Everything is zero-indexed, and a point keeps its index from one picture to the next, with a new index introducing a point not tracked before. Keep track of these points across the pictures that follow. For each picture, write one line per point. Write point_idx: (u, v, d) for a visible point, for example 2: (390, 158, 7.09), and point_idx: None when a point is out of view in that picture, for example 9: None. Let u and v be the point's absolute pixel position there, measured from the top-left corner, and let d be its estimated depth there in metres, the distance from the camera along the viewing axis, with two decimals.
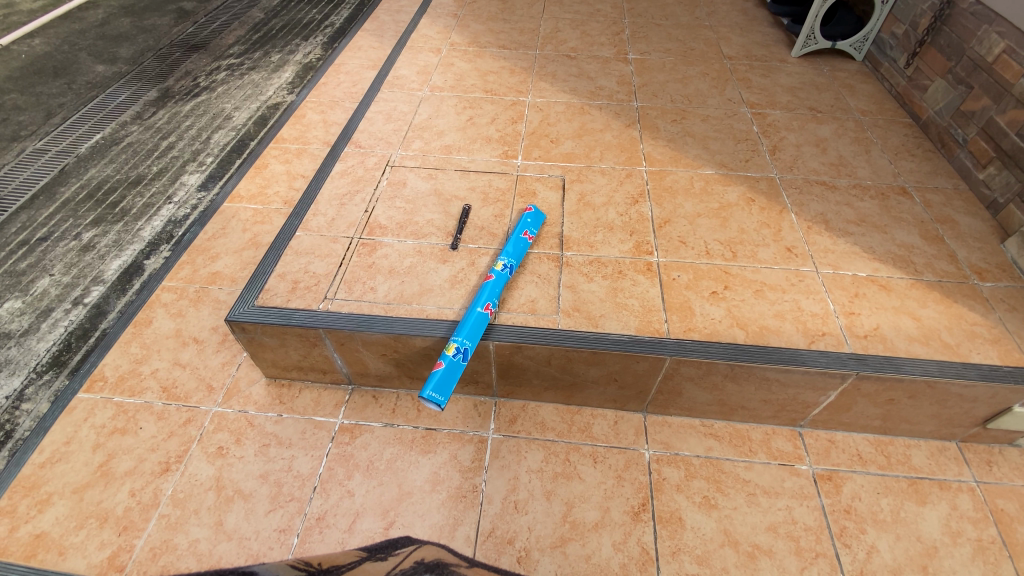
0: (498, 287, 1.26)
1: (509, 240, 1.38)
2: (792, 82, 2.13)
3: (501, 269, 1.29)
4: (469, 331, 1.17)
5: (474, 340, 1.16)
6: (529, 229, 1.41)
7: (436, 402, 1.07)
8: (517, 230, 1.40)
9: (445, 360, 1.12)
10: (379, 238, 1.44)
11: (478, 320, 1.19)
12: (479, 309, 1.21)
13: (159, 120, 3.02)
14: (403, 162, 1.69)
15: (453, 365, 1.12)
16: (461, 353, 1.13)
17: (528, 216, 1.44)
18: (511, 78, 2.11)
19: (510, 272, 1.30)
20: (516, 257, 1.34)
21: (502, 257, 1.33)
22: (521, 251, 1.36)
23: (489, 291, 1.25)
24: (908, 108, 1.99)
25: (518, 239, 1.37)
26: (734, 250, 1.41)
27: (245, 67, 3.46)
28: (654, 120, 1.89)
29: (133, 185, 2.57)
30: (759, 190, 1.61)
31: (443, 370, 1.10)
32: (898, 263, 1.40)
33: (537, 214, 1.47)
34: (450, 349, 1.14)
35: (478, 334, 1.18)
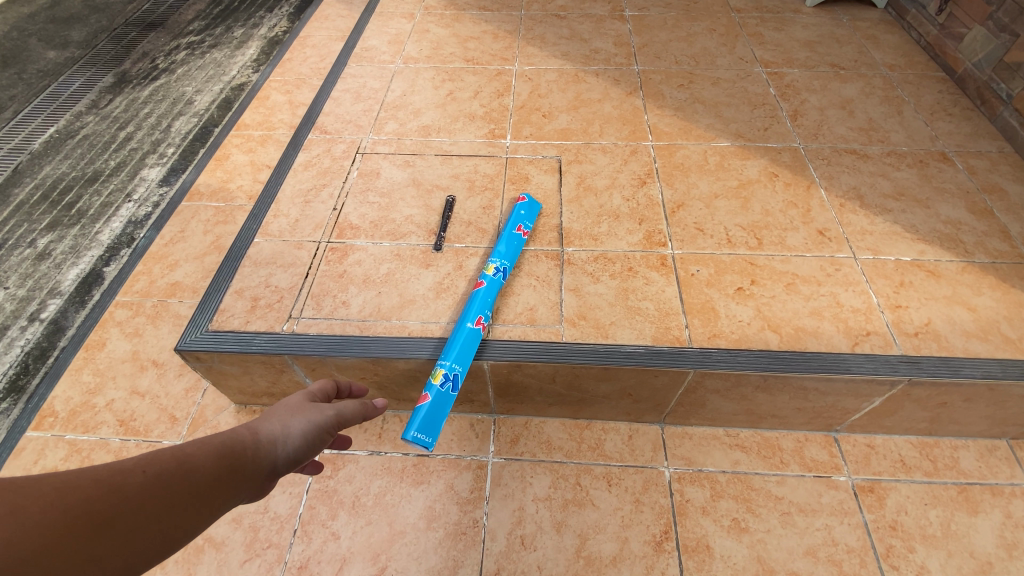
0: (490, 295, 1.09)
1: (501, 237, 1.20)
2: (809, 35, 1.91)
3: (494, 274, 1.12)
4: (459, 353, 1.00)
5: (465, 363, 1.00)
6: (523, 223, 1.23)
7: (425, 443, 0.92)
8: (509, 225, 1.21)
9: (432, 390, 0.96)
10: (350, 241, 1.25)
11: (469, 338, 1.02)
12: (470, 324, 1.04)
13: (117, 108, 2.76)
14: (375, 149, 1.48)
15: (441, 397, 0.96)
16: (450, 382, 0.97)
17: (521, 207, 1.25)
18: (494, 44, 1.88)
19: (503, 276, 1.12)
20: (510, 258, 1.16)
21: (494, 258, 1.15)
22: (515, 250, 1.18)
23: (481, 301, 1.07)
24: (940, 60, 1.78)
25: (511, 237, 1.19)
26: (759, 237, 1.23)
27: (206, 44, 3.17)
28: (658, 85, 1.68)
29: (90, 183, 2.34)
30: (782, 162, 1.41)
31: (430, 404, 0.94)
32: (945, 244, 1.23)
33: (532, 203, 1.28)
34: (437, 377, 0.97)
35: (470, 355, 1.01)
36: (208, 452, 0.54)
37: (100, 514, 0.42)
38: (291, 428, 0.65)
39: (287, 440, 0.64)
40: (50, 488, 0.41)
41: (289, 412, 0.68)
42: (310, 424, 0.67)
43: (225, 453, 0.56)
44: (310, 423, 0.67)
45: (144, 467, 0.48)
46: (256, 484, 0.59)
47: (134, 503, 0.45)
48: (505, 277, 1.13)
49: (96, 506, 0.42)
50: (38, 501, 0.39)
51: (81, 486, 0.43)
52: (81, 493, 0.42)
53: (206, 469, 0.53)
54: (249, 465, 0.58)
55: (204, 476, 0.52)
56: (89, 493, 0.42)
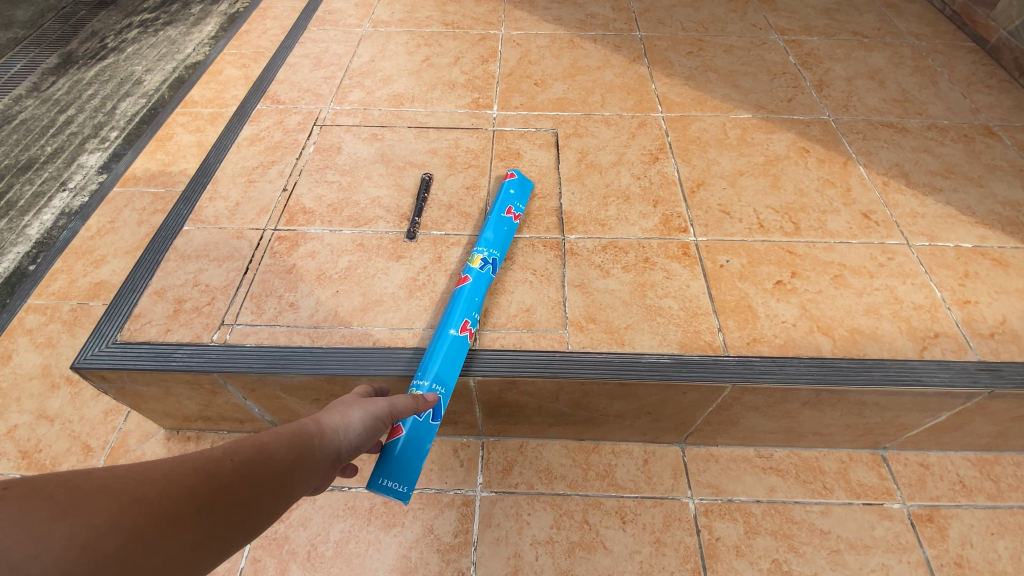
0: (478, 293, 0.87)
1: (488, 222, 0.98)
2: (825, 3, 1.74)
3: (482, 267, 0.90)
4: (440, 369, 0.78)
5: (449, 382, 0.78)
6: (515, 204, 1.02)
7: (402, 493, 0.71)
8: (497, 208, 1.00)
9: (406, 420, 0.74)
10: (303, 229, 1.02)
11: (453, 350, 0.80)
12: (453, 331, 0.82)
13: (58, 90, 2.46)
14: (337, 121, 1.25)
15: (418, 429, 0.74)
16: (429, 408, 0.75)
17: (511, 185, 1.03)
18: (477, 8, 1.65)
19: (493, 270, 0.91)
20: (501, 247, 0.95)
21: (480, 248, 0.93)
22: (506, 238, 0.96)
23: (467, 301, 0.86)
24: (970, 30, 1.63)
25: (501, 222, 0.98)
26: (796, 220, 1.04)
27: (161, 22, 2.87)
28: (664, 53, 1.47)
29: (21, 172, 2.05)
30: (812, 136, 1.23)
31: (404, 440, 0.73)
32: (1008, 227, 1.05)
33: (524, 180, 1.06)
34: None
35: (455, 371, 0.80)
36: (275, 451, 0.48)
37: (202, 500, 0.40)
38: (351, 418, 0.57)
39: (348, 436, 0.56)
40: (158, 474, 0.39)
41: (345, 405, 0.59)
42: (368, 414, 0.59)
43: (295, 447, 0.49)
44: (369, 414, 0.59)
45: (230, 456, 0.45)
46: (317, 480, 0.51)
47: (227, 495, 0.42)
48: (496, 270, 0.92)
49: (199, 492, 0.40)
50: (153, 489, 0.38)
51: (183, 473, 0.40)
52: (187, 480, 0.40)
53: (276, 466, 0.47)
54: (315, 459, 0.51)
55: (277, 473, 0.47)
56: (192, 483, 0.40)
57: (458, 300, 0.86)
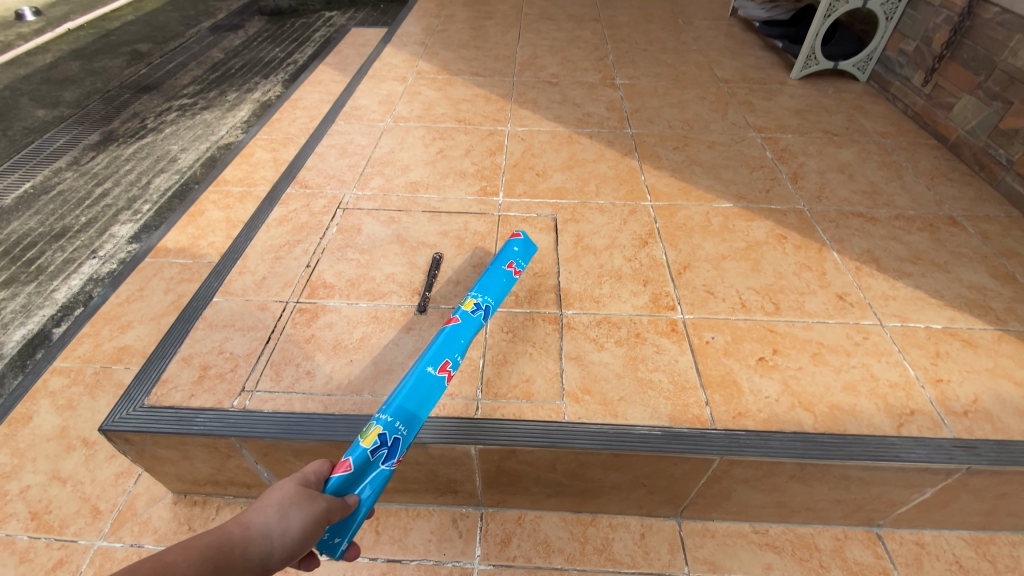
0: (460, 337, 0.90)
1: (486, 274, 1.05)
2: (797, 104, 1.94)
3: (471, 312, 0.94)
4: (407, 409, 0.77)
5: (413, 425, 0.77)
6: (516, 260, 1.09)
7: (336, 549, 0.65)
8: (498, 262, 1.07)
9: (356, 454, 0.68)
10: (322, 301, 1.12)
11: (427, 389, 0.80)
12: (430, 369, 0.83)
13: (97, 165, 2.68)
14: (358, 205, 1.39)
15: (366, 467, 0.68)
16: (384, 449, 0.71)
17: (515, 243, 1.11)
18: (487, 106, 1.86)
19: (483, 315, 0.95)
20: (493, 297, 1.00)
21: (475, 294, 0.99)
22: (500, 290, 1.02)
23: (450, 343, 0.88)
24: (931, 129, 1.80)
25: (498, 277, 1.05)
26: (775, 301, 1.13)
27: (198, 106, 3.17)
28: (653, 147, 1.65)
29: (55, 239, 2.19)
30: (789, 224, 1.35)
31: (349, 477, 0.66)
32: (975, 310, 1.13)
33: (528, 242, 1.14)
34: (369, 438, 0.71)
35: (423, 412, 0.79)
36: (187, 568, 0.43)
37: None
38: (286, 523, 0.53)
39: (281, 543, 0.51)
40: None
41: (279, 500, 0.54)
42: (307, 517, 0.55)
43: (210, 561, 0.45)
44: (307, 517, 0.55)
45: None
46: None
47: None
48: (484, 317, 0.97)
49: None
50: None
51: None
52: None
53: None
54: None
55: None
56: None
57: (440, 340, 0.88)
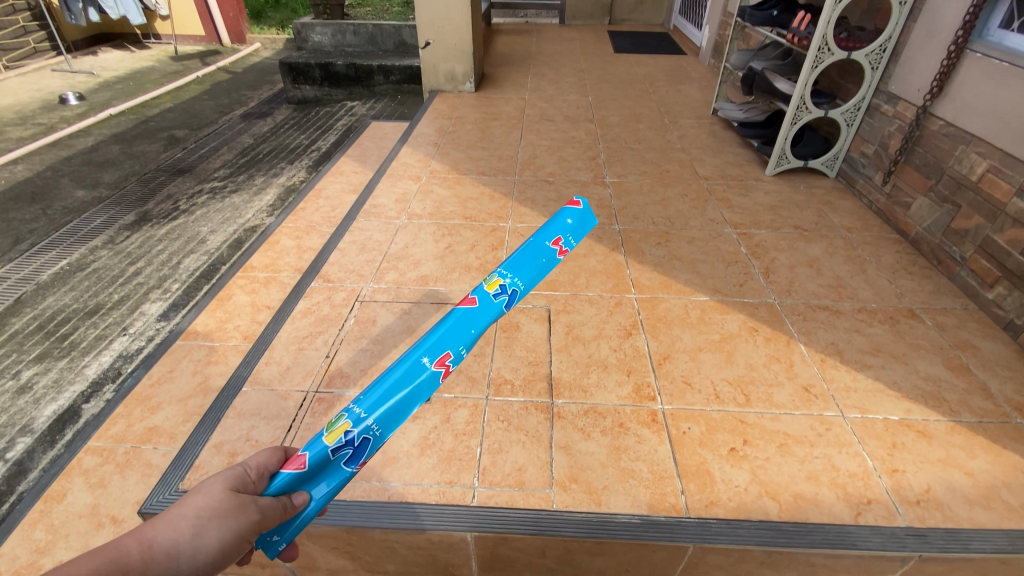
0: (471, 325, 0.71)
1: (525, 245, 0.75)
2: (771, 200, 2.15)
3: (491, 296, 0.72)
4: (387, 410, 0.67)
5: (389, 427, 0.68)
6: (566, 235, 0.76)
7: (273, 546, 0.68)
8: (548, 227, 0.77)
9: (313, 452, 0.65)
10: (339, 390, 1.26)
11: (415, 389, 0.69)
12: (425, 360, 0.70)
13: (131, 245, 2.89)
14: (374, 298, 1.56)
15: (320, 469, 0.66)
16: (349, 449, 0.66)
17: (573, 210, 0.78)
18: (490, 204, 2.09)
19: (507, 302, 0.73)
20: (529, 278, 0.74)
21: (505, 271, 0.74)
22: (539, 271, 0.74)
23: (458, 330, 0.71)
24: (894, 224, 1.97)
25: (540, 248, 0.75)
26: (746, 392, 1.25)
27: (228, 190, 3.44)
28: (638, 243, 1.84)
29: (88, 316, 2.32)
30: (760, 317, 1.49)
31: (299, 477, 0.66)
32: (930, 402, 1.24)
33: (587, 213, 0.79)
34: (333, 436, 0.65)
35: (406, 412, 0.69)
36: None
37: None
38: (204, 537, 0.56)
39: (190, 561, 0.55)
40: None
41: (199, 512, 0.57)
42: (226, 531, 0.58)
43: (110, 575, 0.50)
44: (227, 531, 0.58)
45: None
46: None
47: None
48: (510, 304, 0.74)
49: None
50: None
51: None
52: None
53: None
54: None
55: None
56: None
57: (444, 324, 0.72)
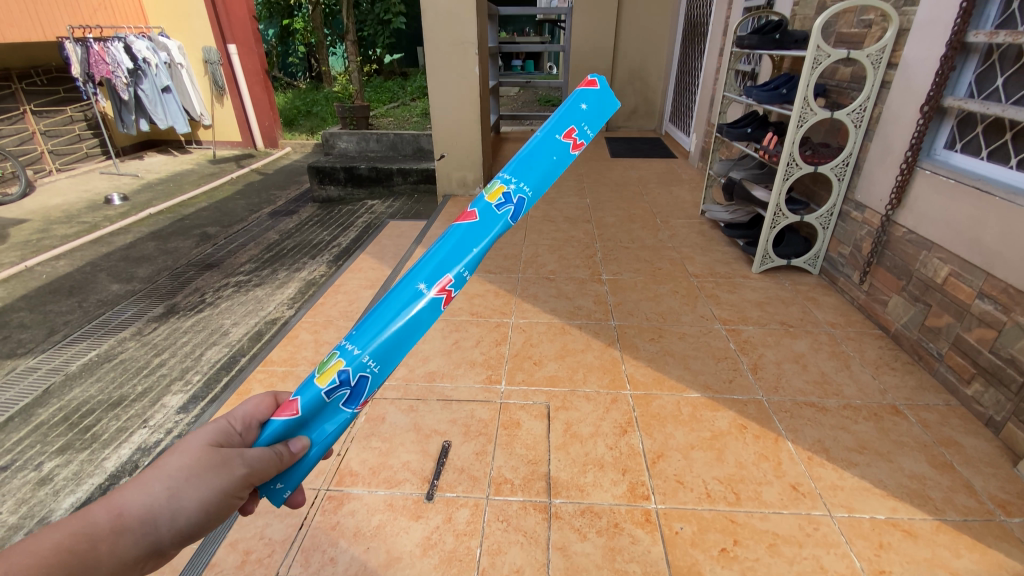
0: (472, 243, 0.76)
1: (533, 146, 0.79)
2: (758, 296, 2.30)
3: (494, 205, 0.77)
4: (385, 342, 0.72)
5: (384, 365, 0.72)
6: (580, 125, 0.80)
7: (276, 496, 0.73)
8: (556, 124, 0.79)
9: (307, 396, 0.71)
10: (348, 488, 1.34)
11: (417, 315, 0.73)
12: (422, 288, 0.74)
13: (158, 336, 3.01)
14: (384, 394, 1.68)
15: (315, 412, 0.72)
16: (346, 390, 0.72)
17: (584, 99, 0.80)
18: (495, 300, 2.26)
19: (512, 208, 0.77)
20: (536, 181, 0.78)
21: (511, 176, 0.77)
22: (546, 172, 0.78)
23: (459, 248, 0.76)
24: (875, 320, 2.09)
25: (550, 145, 0.78)
26: (737, 491, 1.31)
27: (252, 283, 3.64)
28: (632, 338, 1.96)
29: (112, 408, 2.39)
30: (749, 414, 1.57)
31: (293, 424, 0.72)
32: (915, 500, 1.28)
33: (605, 94, 0.81)
34: (326, 378, 0.71)
35: (408, 342, 0.73)
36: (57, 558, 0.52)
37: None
38: (184, 496, 0.61)
39: (168, 521, 0.59)
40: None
41: (181, 471, 0.61)
42: (212, 487, 0.63)
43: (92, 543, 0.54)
44: (213, 487, 0.63)
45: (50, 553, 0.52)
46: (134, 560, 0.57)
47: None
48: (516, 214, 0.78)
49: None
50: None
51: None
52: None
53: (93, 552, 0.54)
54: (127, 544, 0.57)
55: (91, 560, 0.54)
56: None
57: (446, 241, 0.76)
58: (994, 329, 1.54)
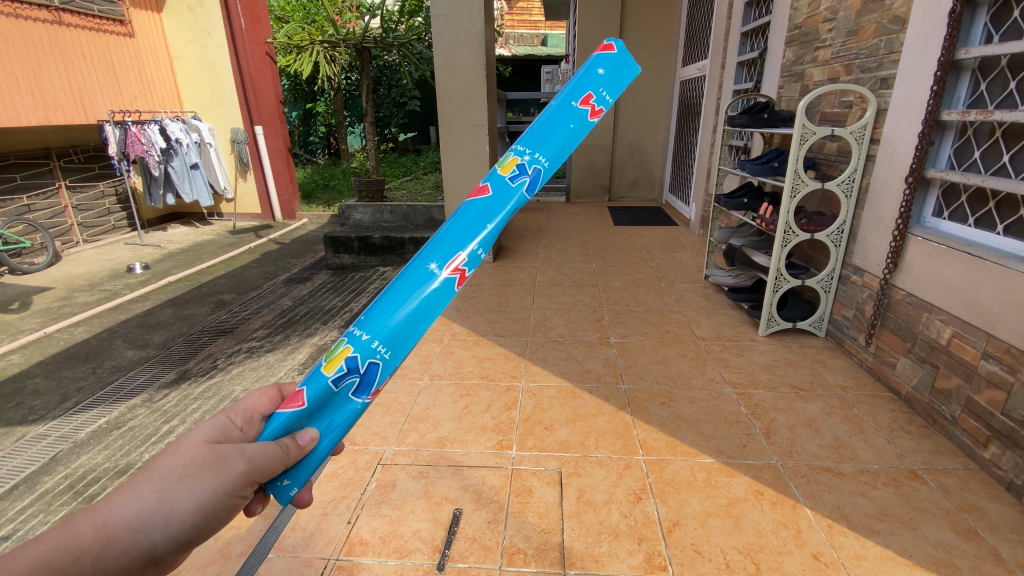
0: (487, 220, 0.84)
1: (549, 116, 0.87)
2: (766, 359, 2.32)
3: (510, 178, 0.86)
4: (399, 325, 0.77)
5: (394, 348, 0.77)
6: (598, 91, 0.87)
7: (285, 492, 0.78)
8: (571, 92, 0.87)
9: (312, 388, 0.76)
10: (358, 558, 1.32)
11: (434, 294, 0.79)
12: (435, 268, 0.81)
13: (168, 402, 3.01)
14: (395, 460, 1.68)
15: (324, 402, 0.77)
16: (355, 378, 0.77)
17: (601, 64, 0.88)
18: (505, 363, 2.29)
19: (526, 179, 0.86)
20: (553, 153, 0.87)
21: (524, 150, 0.86)
22: (564, 141, 0.86)
23: (474, 225, 0.83)
24: (885, 382, 2.09)
25: (568, 114, 0.86)
26: (757, 561, 1.27)
27: (264, 348, 3.70)
28: (643, 402, 1.97)
29: (117, 476, 2.34)
30: (765, 480, 1.55)
31: (301, 416, 0.77)
32: (942, 569, 1.24)
33: (623, 59, 0.89)
34: (332, 367, 0.76)
35: (425, 321, 0.79)
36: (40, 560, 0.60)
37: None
38: (178, 500, 0.67)
39: (162, 523, 0.67)
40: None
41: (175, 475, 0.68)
42: (212, 486, 0.69)
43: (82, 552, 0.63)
44: (212, 489, 0.69)
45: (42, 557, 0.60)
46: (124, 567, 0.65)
47: None
48: (532, 184, 0.87)
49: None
50: None
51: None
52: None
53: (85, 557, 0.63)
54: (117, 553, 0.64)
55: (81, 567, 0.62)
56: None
57: (464, 220, 0.84)
58: (1003, 390, 1.54)
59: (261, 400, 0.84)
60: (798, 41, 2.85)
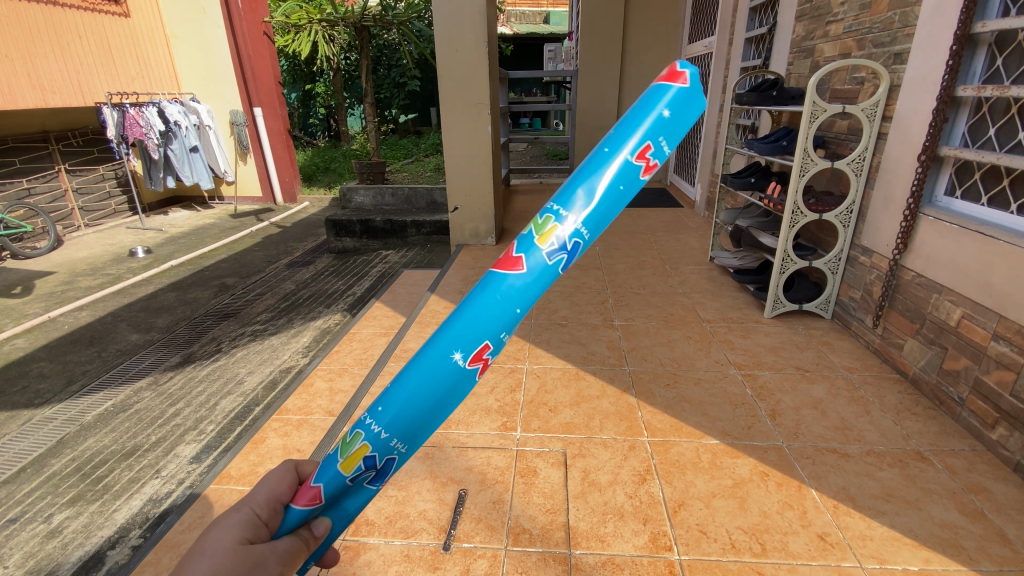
0: (517, 301, 0.67)
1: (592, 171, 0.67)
2: (772, 341, 2.30)
3: (546, 251, 0.67)
4: (411, 419, 0.69)
5: (409, 441, 0.71)
6: (656, 140, 0.67)
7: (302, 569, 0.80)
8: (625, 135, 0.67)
9: (327, 481, 0.73)
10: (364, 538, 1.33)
11: (452, 387, 0.69)
12: (458, 357, 0.67)
13: (174, 385, 3.03)
14: None
15: (340, 495, 0.74)
16: (371, 472, 0.72)
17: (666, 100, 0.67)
18: (509, 346, 2.29)
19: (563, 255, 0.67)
20: (596, 222, 0.68)
21: (559, 212, 0.67)
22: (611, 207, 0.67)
23: (501, 309, 0.67)
24: (892, 364, 2.07)
25: (616, 173, 0.66)
26: (762, 541, 1.28)
27: (268, 332, 3.70)
28: (648, 384, 1.96)
29: (124, 458, 2.34)
30: (769, 461, 1.55)
31: (315, 509, 0.75)
32: (948, 550, 1.24)
33: (692, 95, 0.67)
34: (350, 465, 0.71)
35: (445, 409, 0.70)
36: None
37: None
38: None
39: None
40: None
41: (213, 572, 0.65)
42: None
43: None
44: None
45: None
46: None
47: None
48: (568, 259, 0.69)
49: None
50: None
51: None
52: None
53: None
54: None
55: None
56: None
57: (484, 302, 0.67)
58: (1013, 372, 1.52)
59: (279, 484, 0.78)
60: (810, 15, 2.77)
